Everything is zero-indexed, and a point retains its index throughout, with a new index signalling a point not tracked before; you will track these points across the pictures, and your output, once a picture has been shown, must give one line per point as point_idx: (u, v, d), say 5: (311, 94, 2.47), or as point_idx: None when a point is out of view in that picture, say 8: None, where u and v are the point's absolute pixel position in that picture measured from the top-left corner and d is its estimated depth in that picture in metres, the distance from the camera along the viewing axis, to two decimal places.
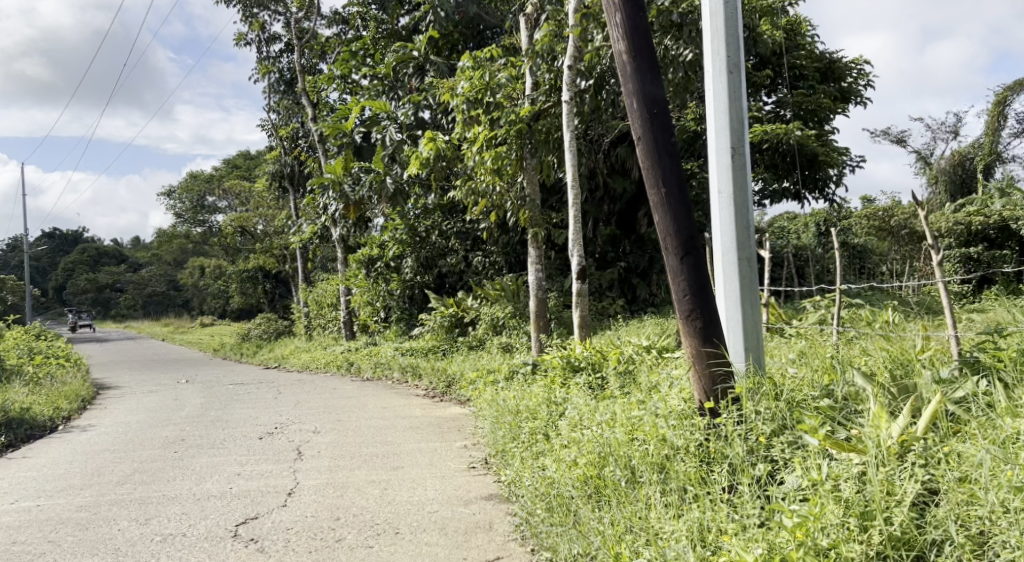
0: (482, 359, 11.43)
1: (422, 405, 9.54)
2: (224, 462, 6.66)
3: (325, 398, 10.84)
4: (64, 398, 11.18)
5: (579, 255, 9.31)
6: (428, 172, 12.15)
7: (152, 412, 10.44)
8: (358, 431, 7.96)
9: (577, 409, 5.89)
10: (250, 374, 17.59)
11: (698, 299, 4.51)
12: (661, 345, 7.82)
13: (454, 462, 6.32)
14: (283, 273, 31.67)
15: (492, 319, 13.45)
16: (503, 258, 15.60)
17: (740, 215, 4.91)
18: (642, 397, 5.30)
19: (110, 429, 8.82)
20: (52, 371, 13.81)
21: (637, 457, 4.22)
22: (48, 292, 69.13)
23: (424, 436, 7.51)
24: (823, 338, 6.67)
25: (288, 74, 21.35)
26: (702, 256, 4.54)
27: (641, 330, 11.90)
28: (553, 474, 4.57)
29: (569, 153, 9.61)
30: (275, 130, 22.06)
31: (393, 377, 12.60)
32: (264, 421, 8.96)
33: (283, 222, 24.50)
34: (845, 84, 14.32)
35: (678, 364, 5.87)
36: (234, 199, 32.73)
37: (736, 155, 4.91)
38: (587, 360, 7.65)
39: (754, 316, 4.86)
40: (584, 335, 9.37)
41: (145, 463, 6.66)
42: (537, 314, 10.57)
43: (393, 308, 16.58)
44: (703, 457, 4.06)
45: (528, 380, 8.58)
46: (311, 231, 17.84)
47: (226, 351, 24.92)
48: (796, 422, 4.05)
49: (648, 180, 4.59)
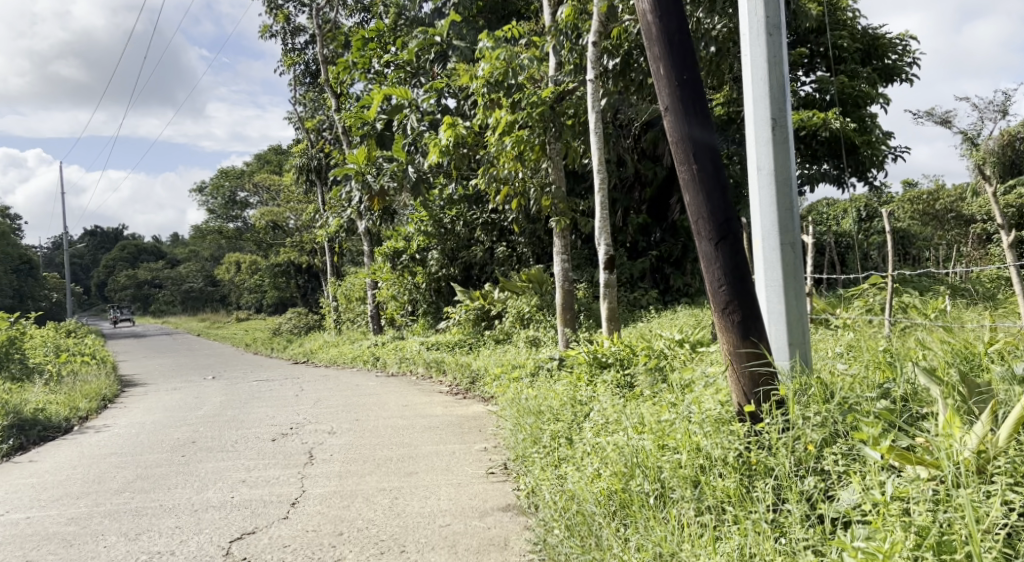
0: (508, 354, 11.01)
1: (444, 403, 9.14)
2: (231, 467, 6.30)
3: (346, 396, 10.50)
4: (83, 397, 10.96)
5: (606, 244, 8.80)
6: (450, 160, 11.74)
7: (170, 411, 10.16)
8: (376, 431, 7.58)
9: (603, 411, 5.44)
10: (277, 369, 17.40)
11: (737, 288, 3.99)
12: (696, 339, 7.31)
13: (471, 467, 5.90)
14: (314, 267, 31.58)
15: (519, 312, 13.05)
16: (530, 249, 15.15)
17: (781, 195, 4.40)
18: (673, 398, 4.83)
19: (125, 429, 8.56)
20: (76, 369, 13.66)
21: (667, 471, 3.75)
22: (90, 289, 70.36)
23: (443, 438, 7.10)
24: (872, 329, 6.12)
25: (313, 66, 21.13)
26: (740, 240, 4.03)
27: (674, 323, 11.36)
28: (573, 487, 4.11)
29: (595, 136, 9.08)
30: (302, 122, 21.85)
31: (418, 372, 12.23)
32: (281, 420, 8.63)
33: (310, 215, 24.33)
34: (890, 62, 13.52)
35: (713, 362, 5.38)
36: (264, 194, 32.70)
37: (776, 128, 4.39)
38: (616, 356, 7.17)
39: (798, 307, 4.36)
40: (614, 328, 8.87)
41: (150, 468, 6.32)
42: (564, 307, 10.10)
43: (420, 302, 16.21)
44: (742, 470, 3.57)
45: (554, 377, 8.15)
46: (336, 225, 17.57)
47: (257, 346, 24.85)
48: (850, 428, 3.55)
49: (677, 156, 4.09)
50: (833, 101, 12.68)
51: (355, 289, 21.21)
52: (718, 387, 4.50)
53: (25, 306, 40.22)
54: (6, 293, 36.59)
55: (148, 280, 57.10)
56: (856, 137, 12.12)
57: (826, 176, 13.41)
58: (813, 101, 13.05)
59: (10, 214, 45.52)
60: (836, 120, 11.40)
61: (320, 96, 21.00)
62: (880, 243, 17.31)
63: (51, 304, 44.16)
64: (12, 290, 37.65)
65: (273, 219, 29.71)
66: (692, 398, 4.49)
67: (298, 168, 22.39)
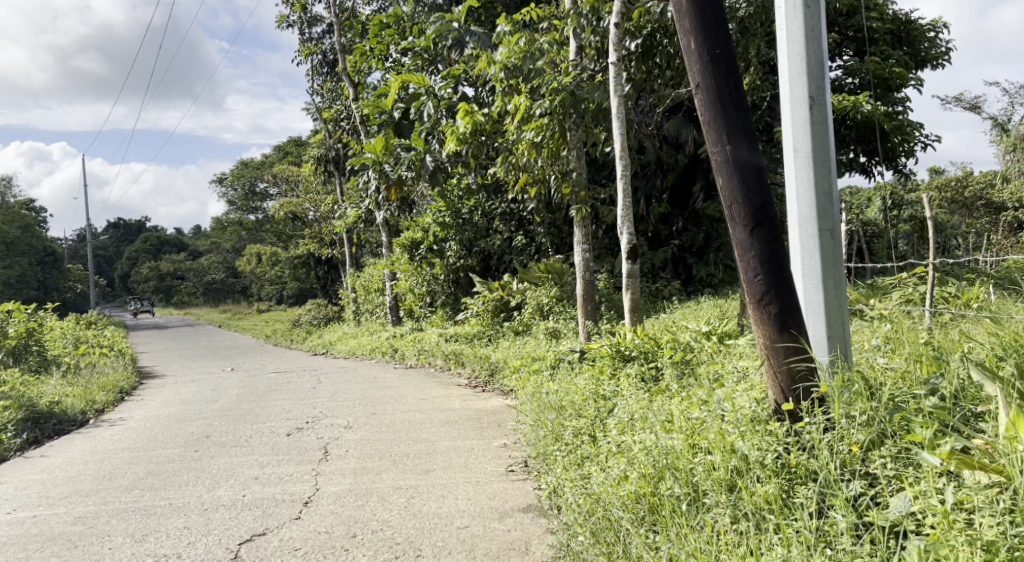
0: (528, 346, 10.79)
1: (462, 396, 8.93)
2: (244, 463, 6.14)
3: (363, 388, 10.33)
4: (100, 390, 10.87)
5: (629, 233, 8.54)
6: (468, 148, 11.50)
7: (186, 403, 10.05)
8: (393, 426, 7.39)
9: (628, 408, 5.22)
10: (296, 361, 17.31)
11: (774, 278, 3.74)
12: (723, 331, 7.04)
13: (491, 464, 5.69)
14: (334, 259, 31.51)
15: (539, 303, 12.83)
16: (549, 239, 14.91)
17: (820, 178, 4.13)
18: (702, 396, 4.59)
19: (139, 423, 8.43)
20: (95, 361, 13.60)
21: (700, 474, 3.52)
22: (114, 280, 71.01)
23: (461, 433, 6.90)
24: (911, 321, 5.83)
25: (330, 56, 20.96)
26: (777, 227, 3.78)
27: (697, 314, 11.08)
28: (598, 489, 3.89)
29: (617, 122, 8.80)
30: (320, 113, 21.70)
31: (436, 364, 12.05)
32: (297, 413, 8.47)
33: (328, 206, 24.22)
34: (921, 46, 13.10)
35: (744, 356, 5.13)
36: (283, 185, 32.63)
37: (815, 106, 4.12)
38: (639, 349, 6.93)
39: (838, 298, 4.11)
40: (636, 320, 8.61)
41: (161, 464, 6.17)
42: (585, 298, 9.86)
43: (438, 293, 16.02)
44: (782, 473, 3.34)
45: (576, 370, 7.92)
46: (355, 216, 17.42)
47: (276, 337, 24.84)
48: (900, 429, 3.30)
49: (709, 137, 3.83)
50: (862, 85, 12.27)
51: (373, 280, 21.07)
52: (752, 384, 4.26)
53: (49, 297, 40.55)
54: (30, 285, 36.87)
55: (170, 272, 57.45)
56: (888, 121, 11.73)
57: (855, 163, 13.02)
58: (842, 86, 12.65)
59: (34, 207, 45.89)
60: (866, 104, 11.02)
61: (337, 86, 20.82)
62: (908, 231, 16.89)
63: (74, 295, 44.52)
64: (35, 282, 37.95)
65: (292, 210, 29.67)
66: (723, 395, 4.26)
67: (316, 158, 22.24)
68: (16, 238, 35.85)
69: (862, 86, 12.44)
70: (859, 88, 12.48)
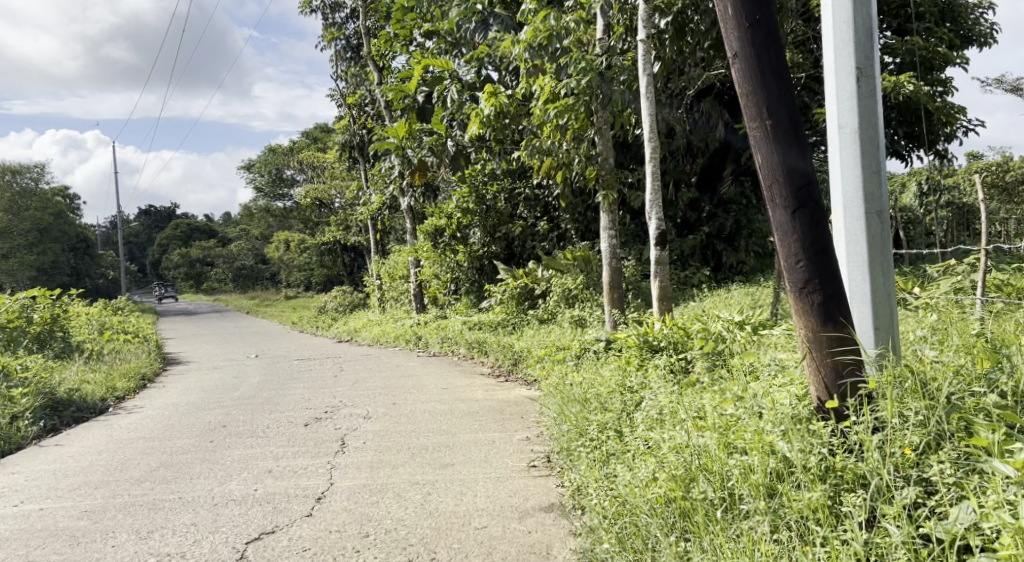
0: (553, 334, 10.54)
1: (484, 386, 8.72)
2: (259, 455, 5.95)
3: (384, 377, 10.15)
4: (122, 377, 10.79)
5: (657, 219, 8.22)
6: (492, 132, 11.22)
7: (207, 391, 9.93)
8: (412, 417, 7.18)
9: (657, 402, 4.95)
10: (320, 348, 17.22)
11: (818, 264, 3.44)
12: (757, 321, 6.74)
13: (512, 459, 5.46)
14: (359, 245, 31.46)
15: (564, 291, 12.57)
16: (575, 225, 14.60)
17: (867, 156, 3.82)
18: (736, 391, 4.31)
19: (158, 411, 8.30)
20: (119, 348, 13.56)
21: (735, 477, 3.25)
22: (145, 266, 71.85)
23: (482, 425, 6.67)
24: (958, 311, 5.49)
25: (354, 41, 20.74)
26: (821, 208, 3.47)
27: (727, 303, 10.76)
28: (625, 490, 3.64)
29: (645, 102, 8.47)
30: (343, 99, 21.51)
31: (459, 353, 11.85)
32: (316, 402, 8.30)
33: (353, 193, 24.08)
34: (966, 25, 12.56)
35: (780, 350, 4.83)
36: (309, 172, 32.57)
37: (862, 78, 3.79)
38: (668, 340, 6.65)
39: (885, 286, 3.80)
40: (665, 309, 8.30)
41: (174, 455, 6.00)
42: (611, 287, 9.57)
43: (462, 280, 15.80)
44: (826, 478, 3.06)
45: (602, 360, 7.66)
46: (379, 202, 17.24)
47: (302, 324, 24.83)
48: (959, 431, 3.01)
49: (748, 111, 3.53)
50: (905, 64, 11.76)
51: (397, 267, 20.91)
52: (790, 379, 3.98)
53: (81, 283, 41.00)
54: (62, 271, 37.26)
55: (199, 259, 57.92)
56: (932, 102, 11.25)
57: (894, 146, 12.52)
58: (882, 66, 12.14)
59: (67, 194, 46.39)
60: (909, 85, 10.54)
61: (360, 71, 20.62)
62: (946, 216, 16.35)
63: (106, 281, 45.00)
64: (68, 269, 38.38)
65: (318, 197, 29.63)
66: (760, 393, 3.98)
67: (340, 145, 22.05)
68: (48, 225, 36.21)
69: (904, 66, 11.93)
70: (900, 67, 11.98)
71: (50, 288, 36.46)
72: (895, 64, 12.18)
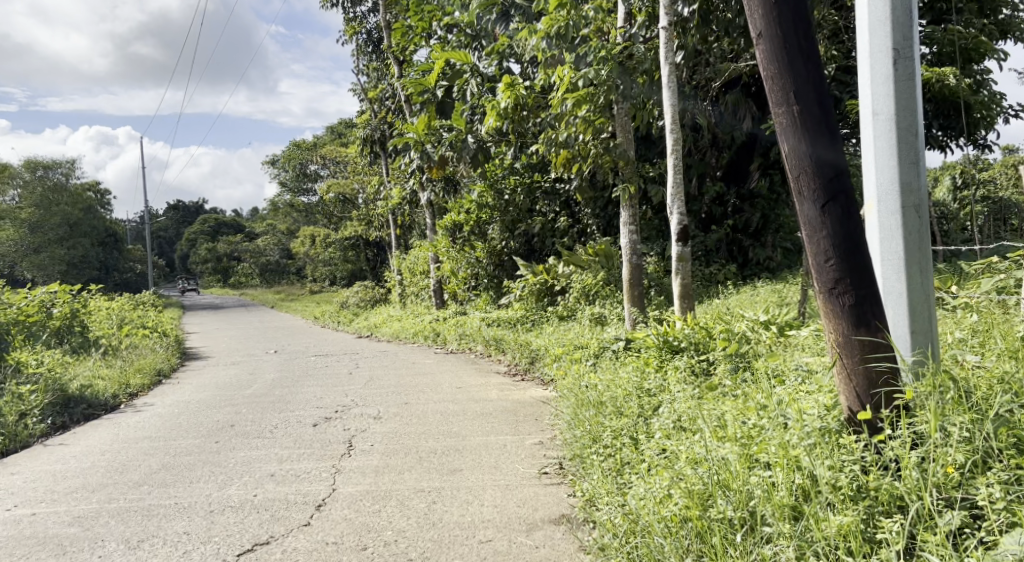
0: (572, 332, 10.30)
1: (499, 385, 8.48)
2: (262, 457, 5.76)
3: (399, 375, 9.96)
4: (137, 373, 10.69)
5: (679, 214, 7.91)
6: (510, 124, 10.95)
7: (220, 388, 9.78)
8: (424, 418, 6.96)
9: (676, 409, 4.68)
10: (339, 343, 17.10)
11: (849, 263, 3.14)
12: (783, 322, 6.44)
13: (523, 465, 5.21)
14: (382, 240, 31.38)
15: (584, 287, 12.32)
16: (596, 220, 14.30)
17: (903, 145, 3.52)
18: (760, 399, 4.03)
19: (168, 409, 8.16)
20: (138, 343, 13.49)
21: (757, 496, 2.99)
22: (174, 261, 72.57)
23: (495, 428, 6.43)
24: (998, 312, 5.16)
25: (375, 34, 20.57)
26: (853, 201, 3.18)
27: (753, 302, 10.43)
28: (637, 506, 3.40)
29: (668, 92, 8.16)
30: (365, 93, 21.37)
31: (477, 350, 11.64)
32: (328, 401, 8.11)
33: (375, 188, 23.97)
34: (1006, 15, 12.06)
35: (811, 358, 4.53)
36: (331, 166, 32.53)
37: (900, 60, 3.49)
38: (689, 340, 6.36)
39: (924, 287, 3.51)
40: (687, 307, 8.00)
41: (177, 457, 5.82)
42: (632, 283, 9.28)
43: (481, 276, 15.58)
44: (858, 498, 2.79)
45: (621, 360, 7.40)
46: (398, 197, 17.07)
47: (324, 318, 24.80)
48: (1007, 448, 2.73)
49: (772, 96, 3.25)
50: (942, 55, 11.29)
51: (418, 262, 20.74)
52: (819, 388, 3.71)
53: (109, 277, 41.38)
54: (90, 266, 37.58)
55: (226, 253, 58.31)
56: (970, 94, 10.79)
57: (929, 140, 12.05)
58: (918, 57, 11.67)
59: (96, 189, 46.86)
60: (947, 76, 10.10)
61: (381, 66, 20.46)
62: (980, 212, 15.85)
63: (134, 275, 45.41)
64: (96, 263, 38.72)
65: (341, 191, 29.58)
66: (786, 402, 3.70)
67: (362, 140, 21.92)
68: (77, 220, 36.52)
69: (941, 57, 11.47)
70: (937, 58, 11.51)
71: (79, 282, 36.77)
72: (932, 55, 11.70)
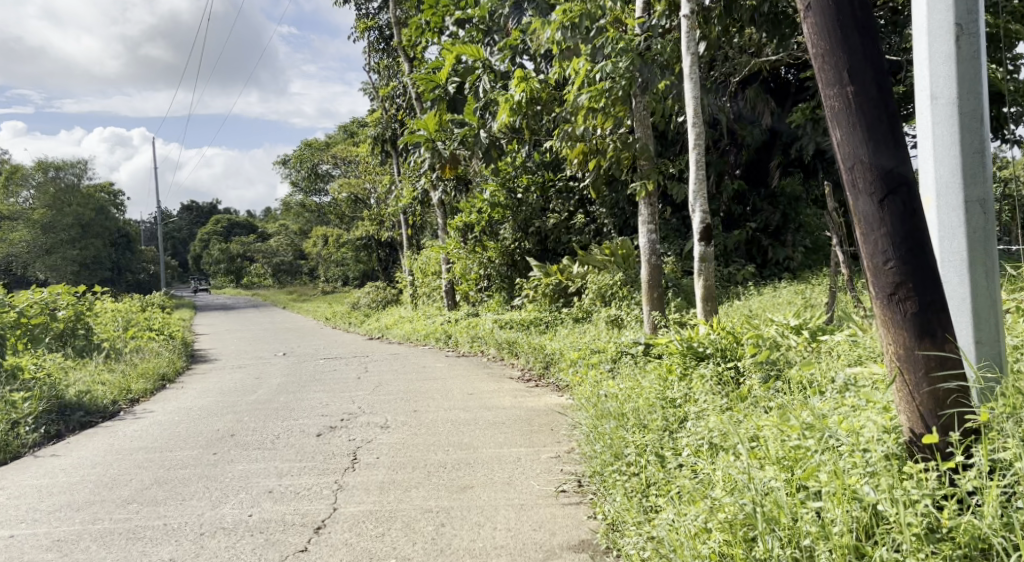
0: (588, 335, 9.94)
1: (513, 391, 8.13)
2: (261, 472, 5.42)
3: (409, 380, 9.62)
4: (141, 378, 10.39)
5: (701, 212, 7.53)
6: (523, 119, 10.57)
7: (223, 394, 9.45)
8: (433, 428, 6.61)
9: (707, 425, 4.31)
10: (348, 345, 16.79)
11: (913, 266, 2.81)
12: (815, 328, 6.05)
13: (538, 482, 4.85)
14: (394, 240, 31.11)
15: (600, 288, 11.95)
16: (611, 219, 13.92)
17: (968, 133, 3.13)
18: (801, 415, 3.66)
19: (168, 416, 7.85)
20: (144, 345, 13.22)
21: (811, 535, 2.70)
22: (188, 262, 72.82)
23: (508, 439, 6.07)
24: None
25: (386, 31, 20.26)
26: (915, 196, 2.84)
27: (775, 304, 10.05)
28: (668, 536, 3.12)
29: (690, 84, 7.75)
30: (376, 91, 21.07)
31: (489, 353, 11.29)
32: (334, 408, 7.78)
33: (385, 187, 23.64)
34: None
35: (857, 373, 4.23)
36: (343, 166, 32.25)
37: (964, 36, 3.09)
38: (714, 346, 5.97)
39: (993, 294, 3.14)
40: (709, 310, 7.58)
41: (171, 470, 5.50)
42: (650, 285, 8.90)
43: (494, 277, 15.23)
44: (931, 539, 2.54)
45: (640, 366, 7.03)
46: (409, 196, 16.74)
47: (336, 319, 24.51)
48: None
49: (823, 75, 2.90)
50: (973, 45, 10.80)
51: (430, 263, 20.41)
52: (870, 404, 3.35)
53: (122, 278, 41.29)
54: (103, 266, 37.46)
55: (239, 254, 58.26)
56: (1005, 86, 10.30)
57: None
58: None
59: (110, 189, 46.88)
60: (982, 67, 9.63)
61: (392, 63, 20.16)
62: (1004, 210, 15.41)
63: (147, 275, 45.34)
64: (109, 264, 38.64)
65: (352, 191, 29.32)
66: (833, 422, 3.34)
67: (373, 139, 21.62)
68: (90, 221, 36.42)
69: None
70: None
71: (91, 283, 36.67)
72: None
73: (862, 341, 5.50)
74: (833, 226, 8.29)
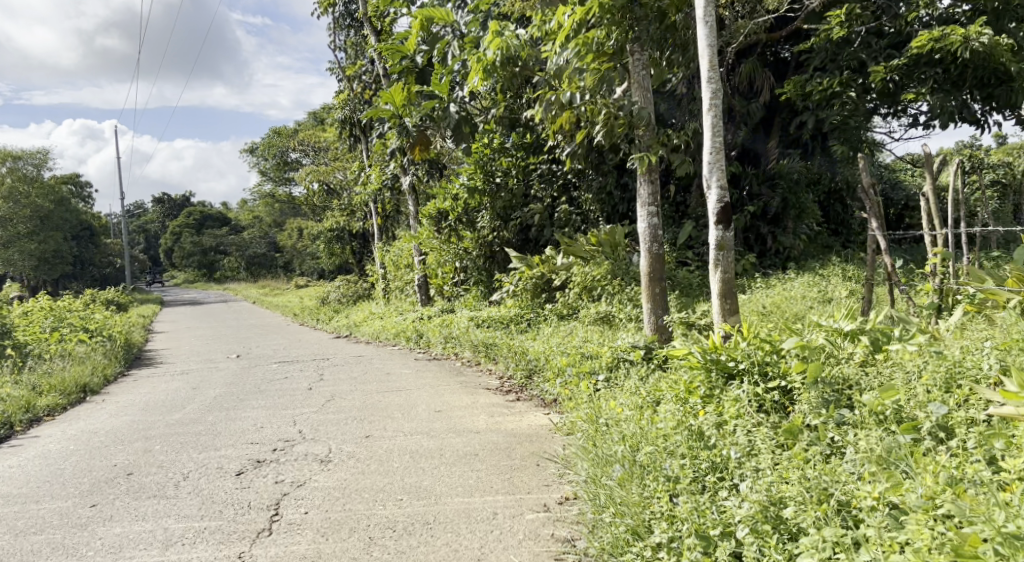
0: (576, 335, 8.58)
1: (489, 409, 6.70)
2: (143, 538, 4.02)
3: (367, 391, 8.15)
4: (52, 392, 8.80)
5: (718, 187, 6.12)
6: (498, 83, 9.12)
7: (145, 410, 7.96)
8: (385, 464, 5.15)
9: (780, 498, 3.28)
10: (312, 345, 15.26)
11: None
12: (878, 331, 4.58)
13: (521, 558, 3.64)
14: (368, 232, 29.42)
15: (588, 282, 10.62)
16: (597, 205, 12.58)
17: None
18: (991, 529, 2.72)
19: (62, 444, 6.37)
20: (71, 349, 11.58)
21: None
22: (160, 256, 70.47)
23: (481, 482, 4.66)
24: None
25: (352, 6, 18.60)
26: None
27: (791, 301, 8.77)
28: None
29: (702, 30, 6.29)
30: (343, 70, 19.36)
31: (463, 357, 9.89)
32: (268, 432, 6.32)
33: (356, 175, 21.90)
34: None
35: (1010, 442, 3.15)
36: (312, 154, 30.34)
37: None
38: (749, 359, 4.52)
39: None
40: (728, 309, 6.18)
41: (22, 537, 4.12)
42: (651, 279, 7.49)
43: (471, 270, 13.75)
44: None
45: (647, 381, 5.68)
46: (375, 181, 15.18)
47: (304, 315, 22.82)
48: None
49: None
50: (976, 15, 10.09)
51: (401, 255, 18.82)
52: None
53: (85, 271, 39.31)
54: (63, 259, 35.34)
55: (211, 247, 56.17)
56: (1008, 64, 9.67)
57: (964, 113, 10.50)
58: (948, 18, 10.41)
59: (74, 180, 44.69)
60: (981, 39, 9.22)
61: (360, 38, 18.42)
62: (999, 197, 14.41)
63: (113, 269, 43.25)
64: (70, 257, 36.58)
65: (322, 180, 27.51)
66: None
67: (340, 122, 19.88)
68: (49, 212, 34.26)
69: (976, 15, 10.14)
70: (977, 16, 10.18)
71: (51, 276, 34.63)
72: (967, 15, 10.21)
73: (950, 354, 4.09)
74: (868, 206, 6.97)
